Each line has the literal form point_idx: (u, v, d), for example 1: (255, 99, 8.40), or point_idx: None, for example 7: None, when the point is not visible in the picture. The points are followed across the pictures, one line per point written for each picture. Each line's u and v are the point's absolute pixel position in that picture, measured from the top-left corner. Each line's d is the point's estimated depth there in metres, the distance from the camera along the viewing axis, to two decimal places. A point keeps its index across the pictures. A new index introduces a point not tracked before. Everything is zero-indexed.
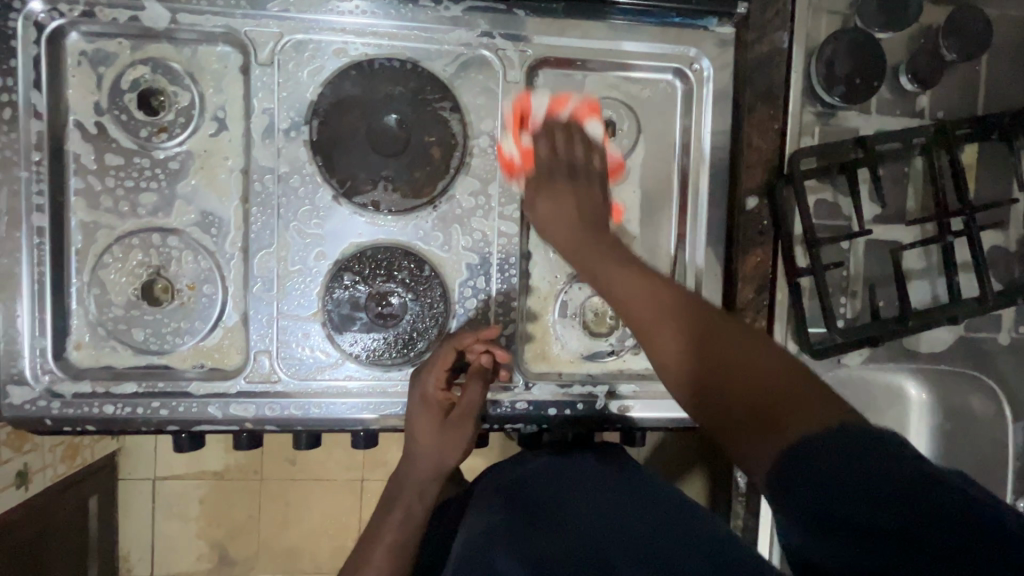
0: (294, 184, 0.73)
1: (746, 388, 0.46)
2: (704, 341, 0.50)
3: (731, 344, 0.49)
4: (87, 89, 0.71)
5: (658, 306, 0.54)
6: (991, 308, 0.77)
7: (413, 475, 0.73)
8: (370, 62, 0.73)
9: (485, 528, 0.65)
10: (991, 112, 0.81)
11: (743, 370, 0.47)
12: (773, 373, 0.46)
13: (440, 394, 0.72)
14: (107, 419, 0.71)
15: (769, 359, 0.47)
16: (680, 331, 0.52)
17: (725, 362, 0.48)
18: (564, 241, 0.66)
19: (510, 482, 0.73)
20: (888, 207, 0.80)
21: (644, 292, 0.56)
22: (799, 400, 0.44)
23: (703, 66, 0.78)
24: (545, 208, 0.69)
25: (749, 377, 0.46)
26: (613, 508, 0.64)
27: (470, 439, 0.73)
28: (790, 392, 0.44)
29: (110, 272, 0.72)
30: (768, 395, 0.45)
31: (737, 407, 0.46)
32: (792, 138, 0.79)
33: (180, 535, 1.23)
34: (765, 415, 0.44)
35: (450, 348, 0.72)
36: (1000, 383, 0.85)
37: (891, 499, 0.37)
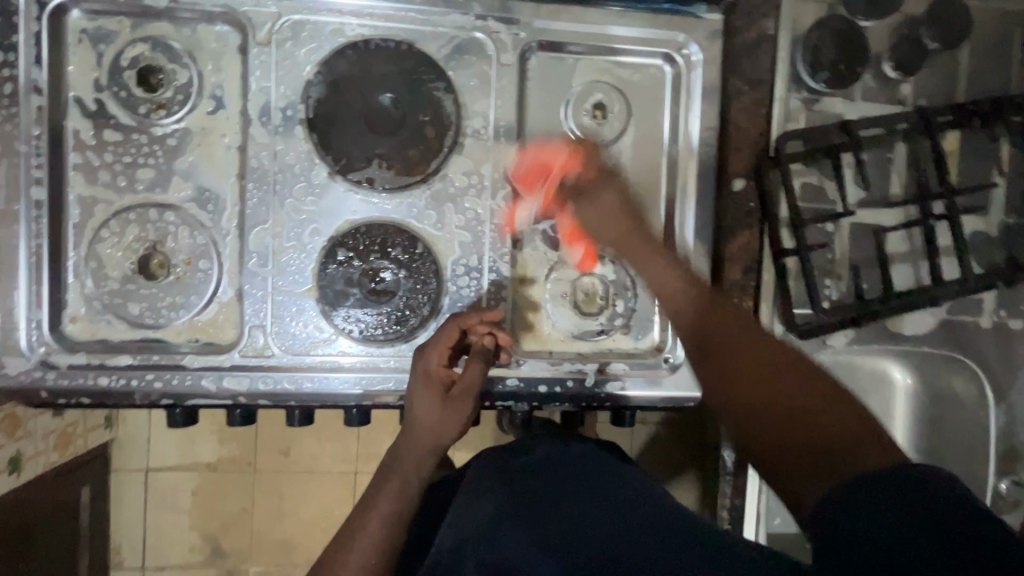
0: (290, 161, 0.74)
1: (795, 418, 0.53)
2: (770, 380, 0.56)
3: (793, 383, 0.55)
4: (87, 66, 0.72)
5: (730, 345, 0.61)
6: (972, 290, 0.79)
7: (408, 453, 0.71)
8: (366, 43, 0.75)
9: (480, 522, 0.60)
10: (971, 100, 0.83)
11: (794, 401, 0.54)
12: (823, 411, 0.52)
13: (442, 370, 0.73)
14: (101, 391, 0.72)
15: (827, 403, 0.53)
16: (749, 371, 0.58)
17: (786, 400, 0.54)
18: (619, 241, 0.75)
19: (497, 482, 0.67)
20: (872, 191, 0.82)
21: (716, 329, 0.63)
22: (853, 443, 0.49)
23: (691, 51, 0.80)
24: (591, 214, 0.76)
25: (806, 417, 0.52)
26: (614, 501, 0.58)
27: (470, 416, 0.73)
28: (835, 430, 0.50)
29: (107, 246, 0.73)
30: (824, 433, 0.50)
31: (786, 432, 0.53)
32: (778, 123, 0.81)
33: (171, 525, 1.23)
34: (818, 452, 0.50)
35: (455, 325, 0.73)
36: (981, 366, 0.87)
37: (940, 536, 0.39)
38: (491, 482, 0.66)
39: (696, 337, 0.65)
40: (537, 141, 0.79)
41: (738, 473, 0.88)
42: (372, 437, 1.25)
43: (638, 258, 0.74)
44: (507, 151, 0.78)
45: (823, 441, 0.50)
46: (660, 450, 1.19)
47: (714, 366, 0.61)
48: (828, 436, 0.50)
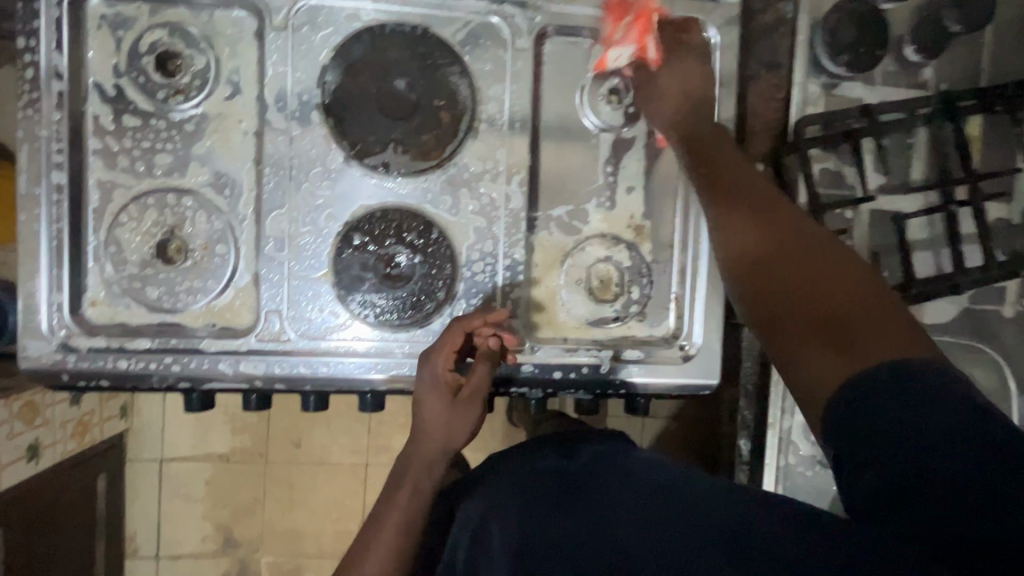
0: (307, 147, 0.75)
1: (826, 300, 0.50)
2: (810, 252, 0.54)
3: (825, 268, 0.52)
4: (106, 52, 0.73)
5: (773, 216, 0.59)
6: (995, 278, 0.77)
7: (417, 461, 0.71)
8: (382, 27, 0.75)
9: (498, 510, 0.57)
10: (995, 83, 0.81)
11: (826, 284, 0.51)
12: (856, 298, 0.50)
13: (448, 374, 0.72)
14: (120, 374, 0.73)
15: (859, 289, 0.50)
16: (790, 241, 0.56)
17: (823, 277, 0.52)
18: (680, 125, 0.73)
19: (511, 472, 0.65)
20: (892, 177, 0.81)
21: (762, 206, 0.60)
22: (877, 330, 0.47)
23: (708, 35, 0.79)
24: (668, 91, 0.75)
25: (834, 293, 0.50)
26: (629, 497, 0.52)
27: (480, 417, 0.72)
28: (871, 317, 0.48)
29: (126, 231, 0.74)
30: (843, 307, 0.49)
31: (809, 316, 0.51)
32: (796, 108, 0.80)
33: (185, 515, 1.24)
34: (836, 328, 0.48)
35: (460, 329, 0.72)
36: (1002, 355, 0.86)
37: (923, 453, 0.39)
38: (498, 486, 0.62)
39: (729, 203, 0.62)
40: (552, 127, 0.79)
41: (754, 463, 0.88)
42: (385, 429, 1.25)
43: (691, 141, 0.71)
44: (522, 137, 0.78)
45: (843, 320, 0.48)
46: (673, 443, 1.18)
47: (742, 230, 0.59)
48: (849, 318, 0.48)
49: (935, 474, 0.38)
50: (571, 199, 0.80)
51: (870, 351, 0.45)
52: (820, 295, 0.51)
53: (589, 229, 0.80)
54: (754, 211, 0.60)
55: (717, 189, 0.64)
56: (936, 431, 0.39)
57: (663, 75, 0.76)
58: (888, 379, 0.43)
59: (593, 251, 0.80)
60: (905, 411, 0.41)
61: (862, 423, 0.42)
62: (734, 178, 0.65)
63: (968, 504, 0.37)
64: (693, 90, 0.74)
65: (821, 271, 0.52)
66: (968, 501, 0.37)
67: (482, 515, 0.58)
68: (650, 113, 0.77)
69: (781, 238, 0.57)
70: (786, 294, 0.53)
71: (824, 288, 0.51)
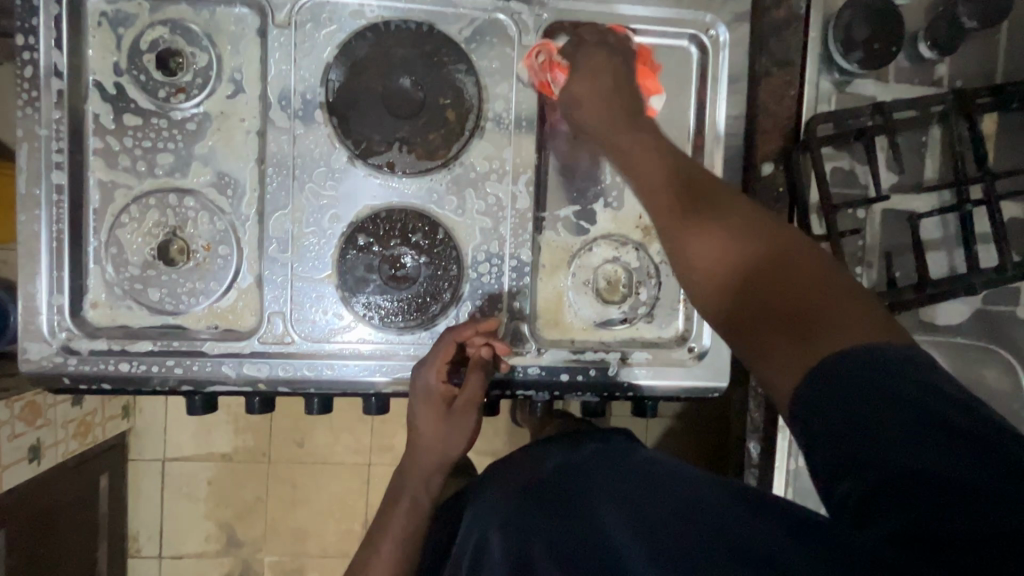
0: (310, 146, 0.73)
1: (781, 287, 0.47)
2: (755, 239, 0.51)
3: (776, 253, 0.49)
4: (107, 50, 0.71)
5: (713, 204, 0.55)
6: (1011, 279, 0.76)
7: (418, 470, 0.72)
8: (386, 25, 0.73)
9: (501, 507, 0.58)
10: (1011, 80, 0.80)
11: (778, 270, 0.48)
12: (809, 281, 0.47)
13: (442, 385, 0.70)
14: (121, 376, 0.72)
15: (812, 270, 0.48)
16: (732, 229, 0.52)
17: (774, 265, 0.49)
18: (604, 121, 0.65)
19: (517, 474, 0.65)
20: (905, 176, 0.80)
21: (705, 193, 0.56)
22: (833, 315, 0.44)
23: (719, 32, 0.77)
24: (584, 93, 0.67)
25: (787, 278, 0.47)
26: (628, 494, 0.52)
27: (476, 425, 0.72)
28: (826, 300, 0.45)
29: (127, 232, 0.73)
30: (800, 294, 0.46)
31: (764, 308, 0.47)
32: (808, 106, 0.79)
33: (188, 516, 1.23)
34: (796, 315, 0.45)
35: (451, 339, 0.71)
36: (1015, 357, 0.84)
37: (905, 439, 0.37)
38: (499, 489, 0.62)
39: (671, 196, 0.57)
40: (560, 126, 0.77)
41: (763, 466, 0.87)
42: (388, 429, 1.24)
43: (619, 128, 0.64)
44: (529, 136, 0.76)
45: (800, 306, 0.45)
46: (679, 444, 1.17)
47: (686, 219, 0.55)
48: (805, 302, 0.45)
49: (914, 460, 0.36)
50: (579, 199, 0.79)
51: (828, 336, 0.43)
52: (774, 283, 0.48)
53: (597, 230, 0.79)
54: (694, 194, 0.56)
55: (658, 178, 0.59)
56: (919, 423, 0.37)
57: (597, 57, 0.69)
58: (859, 361, 0.41)
59: (601, 251, 0.79)
60: (882, 398, 0.38)
61: (842, 420, 0.39)
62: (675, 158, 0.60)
63: (953, 492, 0.34)
64: (611, 72, 0.67)
65: (770, 257, 0.49)
66: (960, 498, 0.34)
67: (481, 517, 0.58)
68: (573, 112, 0.68)
69: (727, 224, 0.53)
70: (741, 291, 0.50)
71: (776, 274, 0.48)
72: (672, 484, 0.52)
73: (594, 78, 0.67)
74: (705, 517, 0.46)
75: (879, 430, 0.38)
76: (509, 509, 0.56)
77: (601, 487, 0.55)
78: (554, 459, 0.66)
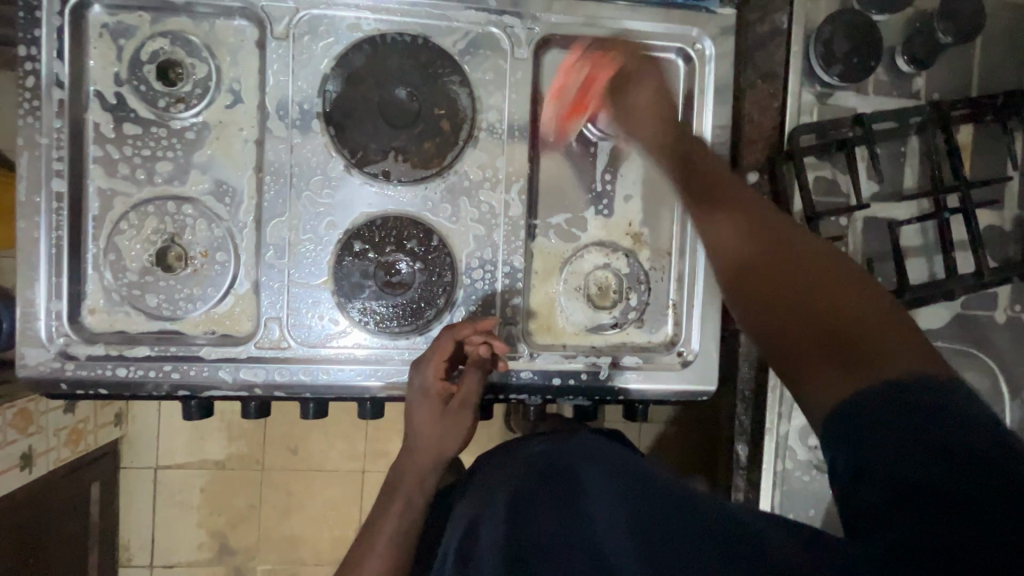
0: (307, 155, 0.75)
1: (828, 314, 0.46)
2: (806, 258, 0.50)
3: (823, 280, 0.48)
4: (108, 61, 0.73)
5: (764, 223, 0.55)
6: (988, 284, 0.79)
7: (412, 469, 0.72)
8: (383, 37, 0.75)
9: (505, 491, 0.60)
10: (986, 93, 0.83)
11: (827, 295, 0.47)
12: (860, 310, 0.46)
13: (439, 383, 0.72)
14: (118, 381, 0.73)
15: (861, 298, 0.47)
16: (784, 247, 0.52)
17: (822, 288, 0.48)
18: (658, 143, 0.70)
19: (526, 461, 0.68)
20: (886, 185, 0.83)
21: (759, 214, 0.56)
22: (879, 346, 0.44)
23: (705, 46, 0.80)
24: (639, 106, 0.71)
25: (837, 300, 0.47)
26: (613, 485, 0.54)
27: (471, 425, 0.73)
28: (873, 331, 0.45)
29: (125, 239, 0.74)
30: (846, 321, 0.46)
31: (810, 333, 0.47)
32: (792, 117, 0.81)
33: (181, 523, 1.23)
34: (838, 336, 0.45)
35: (450, 337, 0.72)
36: (994, 360, 0.87)
37: (904, 443, 0.39)
38: (494, 489, 0.63)
39: (723, 217, 0.58)
40: (551, 137, 0.80)
41: (752, 468, 0.88)
42: (383, 435, 1.25)
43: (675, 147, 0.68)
44: (522, 146, 0.78)
45: (845, 328, 0.45)
46: (671, 449, 1.19)
47: (736, 243, 0.55)
48: (852, 325, 0.45)
49: (914, 464, 0.38)
50: (570, 206, 0.80)
51: (874, 362, 0.43)
52: (822, 310, 0.47)
53: (588, 237, 0.81)
54: (743, 218, 0.57)
55: (701, 200, 0.61)
56: (922, 430, 0.39)
57: (636, 87, 0.72)
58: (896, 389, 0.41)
59: (592, 258, 0.81)
60: (890, 408, 0.40)
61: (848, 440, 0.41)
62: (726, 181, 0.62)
63: (945, 496, 0.36)
64: (659, 103, 0.71)
65: (818, 276, 0.49)
66: (952, 502, 0.36)
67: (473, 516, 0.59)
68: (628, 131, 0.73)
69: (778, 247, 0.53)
70: (781, 306, 0.49)
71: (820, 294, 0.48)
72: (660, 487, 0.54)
73: (631, 117, 0.72)
74: (680, 504, 0.50)
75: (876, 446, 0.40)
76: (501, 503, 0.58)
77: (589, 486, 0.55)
78: (545, 453, 0.67)
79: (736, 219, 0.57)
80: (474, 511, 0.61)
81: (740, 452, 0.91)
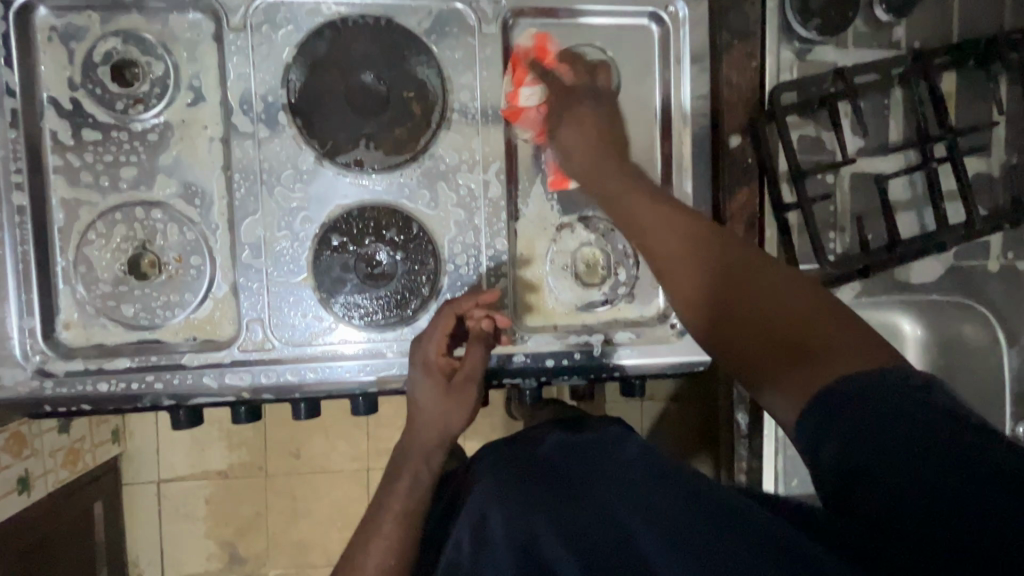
0: (277, 149, 0.73)
1: (757, 321, 0.53)
2: (734, 278, 0.56)
3: (747, 283, 0.55)
4: (60, 65, 0.70)
5: (709, 250, 0.59)
6: (979, 232, 0.78)
7: (416, 447, 0.71)
8: (344, 20, 0.73)
9: (516, 506, 0.57)
10: (966, 39, 0.81)
11: (745, 292, 0.55)
12: (790, 303, 0.53)
13: (442, 358, 0.71)
14: (101, 396, 0.70)
15: (788, 295, 0.53)
16: (725, 260, 0.58)
17: (748, 289, 0.55)
18: (598, 159, 0.74)
19: (521, 465, 0.65)
20: (870, 139, 0.81)
21: (698, 237, 0.61)
22: (822, 336, 0.50)
23: (678, 7, 0.78)
24: (570, 133, 0.75)
25: (783, 314, 0.52)
26: (634, 488, 0.55)
27: (475, 402, 0.71)
28: (804, 320, 0.51)
29: (95, 249, 0.71)
30: (789, 321, 0.52)
31: (750, 335, 0.53)
32: (771, 76, 0.79)
33: (187, 535, 1.21)
34: (772, 333, 0.52)
35: (450, 312, 0.71)
36: (991, 311, 0.86)
37: (915, 456, 0.40)
38: (505, 480, 0.63)
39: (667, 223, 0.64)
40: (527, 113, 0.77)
41: (756, 437, 0.88)
42: (383, 432, 1.24)
43: (608, 175, 0.73)
44: (497, 123, 0.76)
45: (778, 325, 0.52)
46: (673, 424, 1.18)
47: (675, 249, 0.62)
48: (797, 325, 0.51)
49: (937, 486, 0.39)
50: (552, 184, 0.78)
51: (832, 362, 0.49)
52: (766, 314, 0.53)
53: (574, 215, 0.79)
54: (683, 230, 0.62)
55: (637, 207, 0.68)
56: (935, 453, 0.40)
57: (584, 104, 0.76)
58: (876, 413, 0.43)
59: (577, 234, 0.79)
60: (909, 436, 0.41)
61: (851, 454, 0.43)
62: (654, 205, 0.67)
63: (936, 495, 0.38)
64: (592, 129, 0.75)
65: (754, 287, 0.55)
66: (942, 490, 0.38)
67: (491, 509, 0.59)
68: (564, 156, 0.76)
69: (695, 257, 0.60)
70: (741, 329, 0.54)
71: (755, 299, 0.54)
72: (678, 479, 0.54)
73: (584, 133, 0.75)
74: (710, 504, 0.50)
75: (882, 478, 0.41)
76: (516, 504, 0.57)
77: (619, 492, 0.55)
78: (559, 453, 0.66)
79: (677, 235, 0.62)
80: (483, 503, 0.61)
81: (742, 420, 0.90)
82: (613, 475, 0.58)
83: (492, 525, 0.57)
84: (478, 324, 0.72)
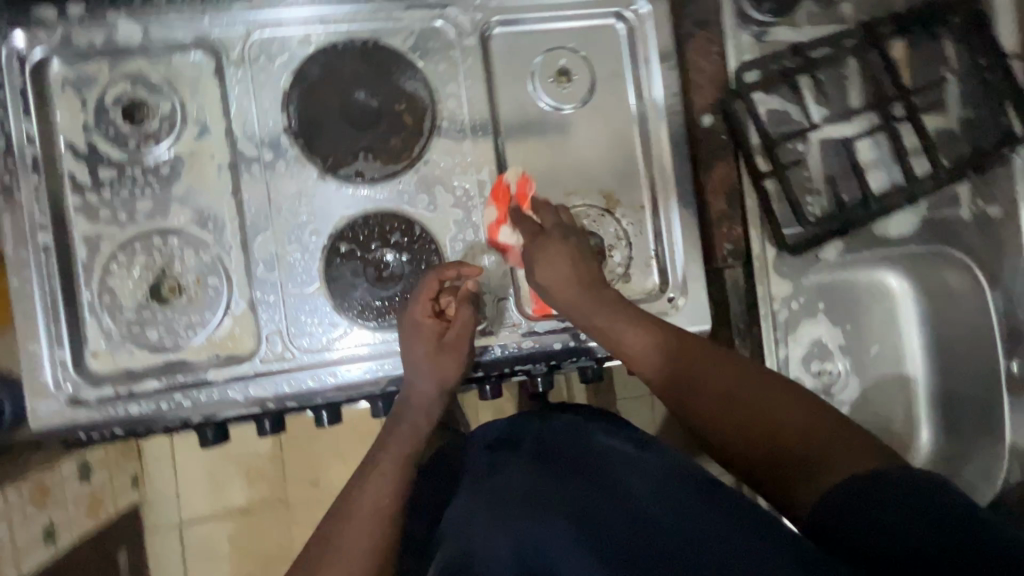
0: (281, 169, 0.78)
1: (773, 439, 0.61)
2: (738, 401, 0.64)
3: (751, 407, 0.63)
4: (74, 111, 0.75)
5: (707, 366, 0.67)
6: (946, 181, 0.83)
7: (413, 406, 0.73)
8: (335, 46, 0.79)
9: (538, 485, 0.58)
10: (909, 7, 0.88)
11: (755, 412, 0.63)
12: (798, 422, 0.61)
13: (429, 319, 0.75)
14: (132, 419, 0.74)
15: (793, 414, 0.61)
16: (728, 383, 0.65)
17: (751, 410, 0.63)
18: (572, 281, 0.71)
19: (536, 448, 0.67)
20: (833, 106, 0.87)
21: (693, 358, 0.68)
22: (838, 455, 0.57)
23: (639, 6, 0.84)
24: (544, 269, 0.72)
25: (796, 434, 0.60)
26: (649, 484, 0.56)
27: (466, 358, 0.76)
28: (815, 435, 0.59)
29: (117, 279, 0.75)
30: (801, 440, 0.60)
31: (770, 454, 0.61)
32: (733, 58, 0.86)
33: (215, 568, 1.22)
34: (789, 455, 0.60)
35: (435, 277, 0.75)
36: (970, 256, 0.90)
37: (902, 522, 0.49)
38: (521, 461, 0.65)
39: (658, 349, 0.69)
40: (512, 113, 0.82)
41: None
42: None
43: (589, 302, 0.71)
44: (485, 125, 0.81)
45: (792, 447, 0.60)
46: None
47: (675, 374, 0.68)
48: (810, 447, 0.59)
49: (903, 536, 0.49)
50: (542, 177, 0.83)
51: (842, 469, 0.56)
52: (779, 432, 0.61)
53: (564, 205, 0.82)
54: (682, 352, 0.68)
55: (625, 331, 0.70)
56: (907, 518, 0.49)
57: (552, 236, 0.74)
58: (874, 494, 0.52)
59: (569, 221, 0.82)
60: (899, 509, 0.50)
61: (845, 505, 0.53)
62: (641, 327, 0.70)
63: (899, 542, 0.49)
64: (567, 252, 0.72)
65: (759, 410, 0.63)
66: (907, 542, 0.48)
67: (509, 485, 0.60)
68: (541, 288, 0.74)
69: (698, 383, 0.66)
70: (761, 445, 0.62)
71: (767, 420, 0.62)
72: (687, 483, 0.57)
73: (552, 261, 0.72)
74: (717, 508, 0.52)
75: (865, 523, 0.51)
76: (539, 483, 0.58)
77: (634, 486, 0.56)
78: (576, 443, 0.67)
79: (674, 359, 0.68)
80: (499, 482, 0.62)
81: None
82: (628, 469, 0.59)
83: (504, 512, 0.55)
84: (460, 285, 0.78)
